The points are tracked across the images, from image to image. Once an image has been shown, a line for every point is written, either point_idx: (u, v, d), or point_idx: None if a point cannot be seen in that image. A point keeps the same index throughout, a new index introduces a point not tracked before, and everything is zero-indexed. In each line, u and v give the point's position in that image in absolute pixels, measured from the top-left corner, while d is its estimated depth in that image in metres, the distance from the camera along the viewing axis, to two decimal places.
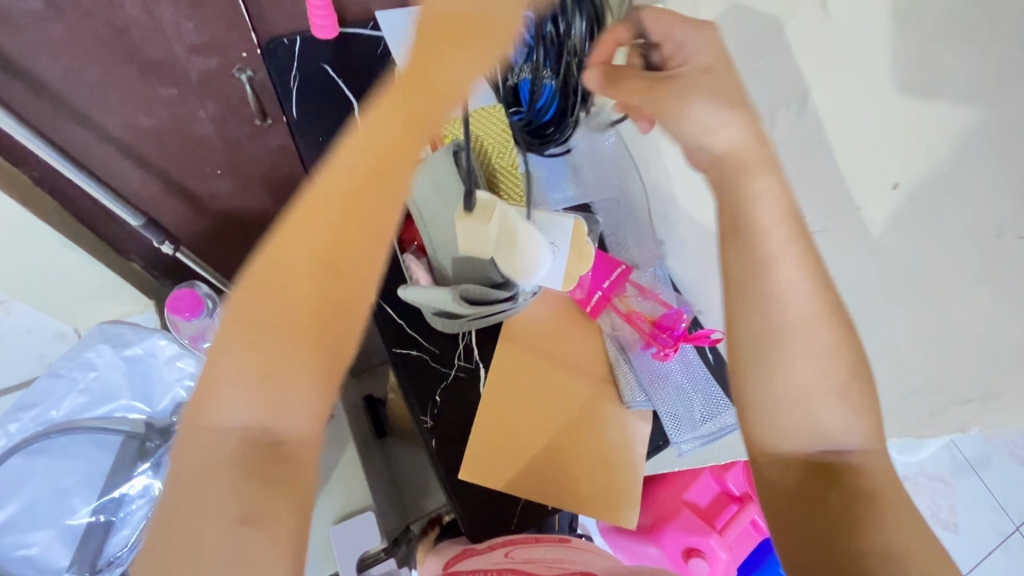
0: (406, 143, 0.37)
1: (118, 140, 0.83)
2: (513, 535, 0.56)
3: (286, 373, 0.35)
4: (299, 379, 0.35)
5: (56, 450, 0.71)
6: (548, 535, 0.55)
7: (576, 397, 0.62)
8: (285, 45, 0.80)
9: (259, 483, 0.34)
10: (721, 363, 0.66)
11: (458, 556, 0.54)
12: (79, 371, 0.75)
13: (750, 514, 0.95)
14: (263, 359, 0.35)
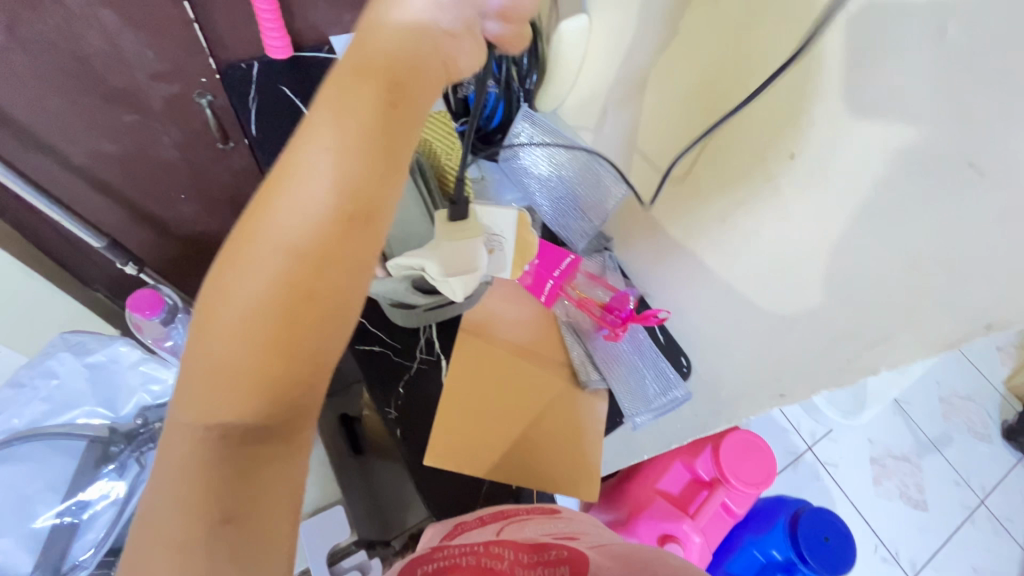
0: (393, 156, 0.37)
1: (81, 167, 0.84)
2: (505, 508, 0.57)
3: (255, 368, 0.34)
4: (266, 371, 0.34)
5: (17, 459, 0.53)
6: (540, 508, 0.57)
7: (534, 381, 0.65)
8: (242, 70, 0.85)
9: (238, 486, 0.33)
10: (671, 341, 0.71)
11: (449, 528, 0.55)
12: (39, 378, 0.59)
13: (720, 498, 0.98)
14: (233, 357, 0.34)
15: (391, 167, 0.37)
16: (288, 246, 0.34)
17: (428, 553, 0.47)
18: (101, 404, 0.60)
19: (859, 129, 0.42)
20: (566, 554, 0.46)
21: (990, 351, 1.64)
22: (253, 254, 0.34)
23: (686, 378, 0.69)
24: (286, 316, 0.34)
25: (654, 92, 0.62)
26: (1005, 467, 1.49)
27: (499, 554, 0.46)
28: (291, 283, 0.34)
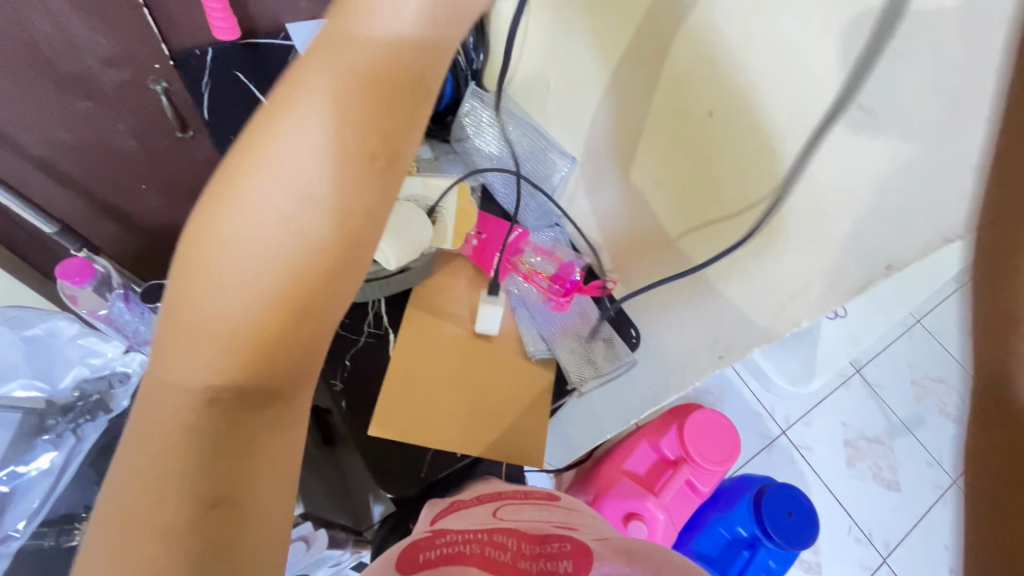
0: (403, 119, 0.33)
1: (37, 157, 0.84)
2: (505, 491, 0.57)
3: (261, 336, 0.31)
4: (274, 335, 0.31)
5: None
6: (538, 493, 0.56)
7: (481, 353, 0.67)
8: (196, 56, 0.83)
9: (227, 455, 0.31)
10: (621, 312, 0.71)
11: (444, 511, 0.53)
12: None
13: (685, 476, 0.98)
14: (232, 320, 0.30)
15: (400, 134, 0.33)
16: (306, 200, 0.31)
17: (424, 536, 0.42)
18: (38, 377, 0.57)
19: (772, 84, 0.44)
20: (570, 547, 0.40)
21: None
22: (269, 206, 0.31)
23: (635, 348, 0.69)
24: (294, 281, 0.31)
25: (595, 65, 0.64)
26: None
27: (499, 544, 0.40)
28: (299, 247, 0.31)
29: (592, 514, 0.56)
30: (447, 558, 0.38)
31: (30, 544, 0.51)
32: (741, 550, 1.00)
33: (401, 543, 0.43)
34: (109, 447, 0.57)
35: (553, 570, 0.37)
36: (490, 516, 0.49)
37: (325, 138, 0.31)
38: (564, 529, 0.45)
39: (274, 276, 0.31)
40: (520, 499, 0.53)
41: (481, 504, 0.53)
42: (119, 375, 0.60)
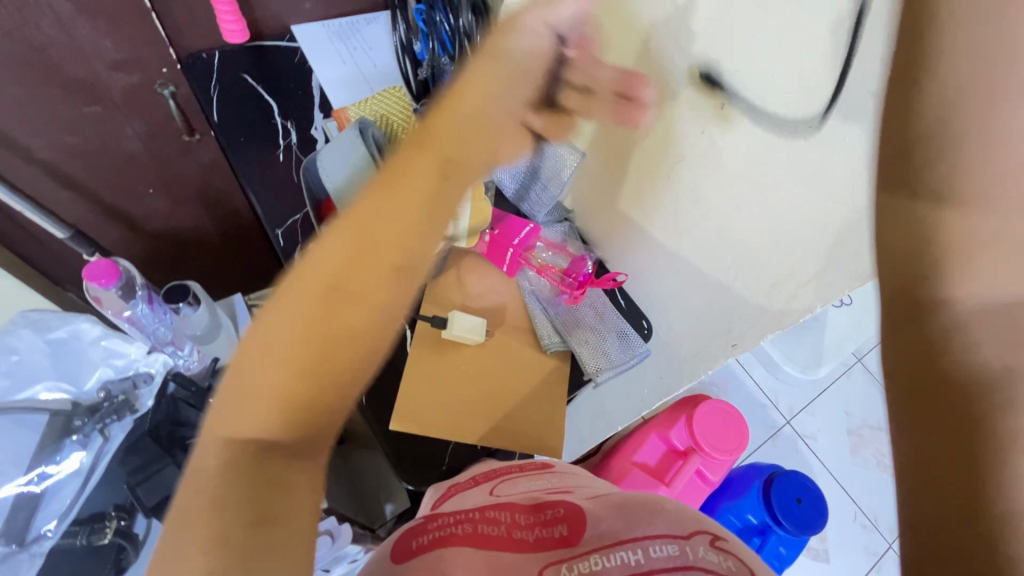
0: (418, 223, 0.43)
1: (44, 161, 0.84)
2: (498, 468, 0.56)
3: (294, 389, 0.37)
4: (309, 385, 0.38)
5: None
6: (531, 464, 0.56)
7: (500, 347, 0.68)
8: (203, 59, 0.85)
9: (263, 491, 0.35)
10: (632, 305, 0.73)
11: (444, 495, 0.53)
12: None
13: (694, 465, 0.99)
14: (276, 377, 0.37)
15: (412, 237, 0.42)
16: (345, 284, 0.40)
17: (420, 522, 0.42)
18: (64, 379, 0.58)
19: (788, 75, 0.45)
20: (564, 509, 0.40)
21: None
22: (330, 282, 0.39)
23: (647, 339, 0.72)
24: (328, 351, 0.39)
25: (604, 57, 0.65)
26: None
27: (494, 517, 0.40)
28: (334, 325, 0.39)
29: (585, 476, 0.56)
30: (447, 540, 0.37)
31: (62, 544, 0.51)
32: (752, 538, 1.01)
33: (400, 532, 0.41)
34: (135, 446, 0.55)
35: (550, 537, 0.38)
36: (487, 494, 0.49)
37: (385, 226, 0.41)
38: (559, 493, 0.45)
39: (320, 340, 0.38)
40: (514, 473, 0.53)
41: (476, 484, 0.53)
42: (142, 375, 0.58)
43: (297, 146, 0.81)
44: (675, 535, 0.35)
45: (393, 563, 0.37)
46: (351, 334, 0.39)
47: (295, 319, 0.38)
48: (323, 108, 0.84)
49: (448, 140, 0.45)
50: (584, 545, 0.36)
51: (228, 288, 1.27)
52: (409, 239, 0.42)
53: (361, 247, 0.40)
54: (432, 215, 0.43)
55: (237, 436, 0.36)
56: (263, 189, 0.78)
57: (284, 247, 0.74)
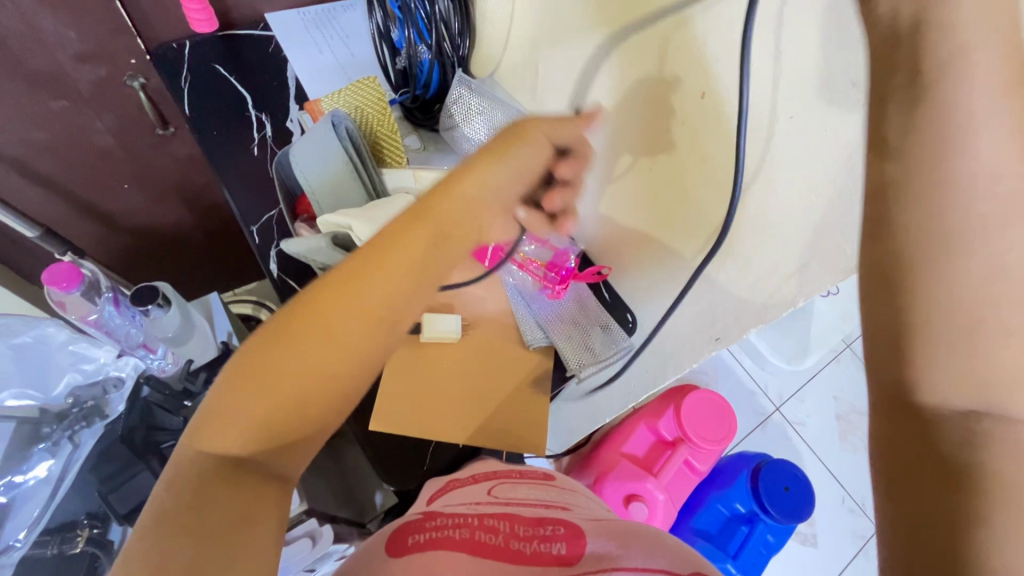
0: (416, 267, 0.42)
1: (12, 158, 0.81)
2: (498, 469, 0.56)
3: (267, 422, 0.37)
4: (284, 420, 0.38)
5: None
6: (532, 472, 0.55)
7: (482, 342, 0.67)
8: (173, 50, 0.81)
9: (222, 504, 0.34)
10: (617, 298, 0.71)
11: (440, 488, 0.53)
12: None
13: (683, 456, 0.99)
14: (255, 409, 0.37)
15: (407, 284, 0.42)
16: (342, 325, 0.39)
17: (417, 519, 0.41)
18: (31, 386, 0.56)
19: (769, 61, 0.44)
20: (564, 531, 0.40)
21: None
22: (320, 324, 0.39)
23: (631, 334, 0.69)
24: (309, 386, 0.38)
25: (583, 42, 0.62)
26: None
27: (492, 527, 0.40)
28: (323, 362, 0.39)
29: (587, 497, 0.55)
30: (439, 542, 0.37)
31: (29, 556, 0.50)
32: (740, 526, 1.02)
33: (390, 528, 0.41)
34: (107, 453, 0.55)
35: (547, 552, 0.37)
36: (484, 494, 0.48)
37: (379, 279, 0.41)
38: (555, 510, 0.45)
39: (302, 377, 0.38)
40: (514, 478, 0.53)
41: (476, 482, 0.52)
42: (112, 380, 0.60)
43: (273, 139, 0.79)
44: (667, 572, 0.34)
45: (387, 555, 0.37)
46: (335, 374, 0.39)
47: (283, 352, 0.38)
48: (299, 99, 0.82)
49: (452, 211, 0.44)
50: (581, 565, 0.35)
51: (212, 284, 1.25)
52: (398, 292, 0.41)
53: (354, 296, 0.40)
54: (424, 272, 0.43)
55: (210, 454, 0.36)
56: (238, 184, 0.76)
57: (259, 243, 0.73)
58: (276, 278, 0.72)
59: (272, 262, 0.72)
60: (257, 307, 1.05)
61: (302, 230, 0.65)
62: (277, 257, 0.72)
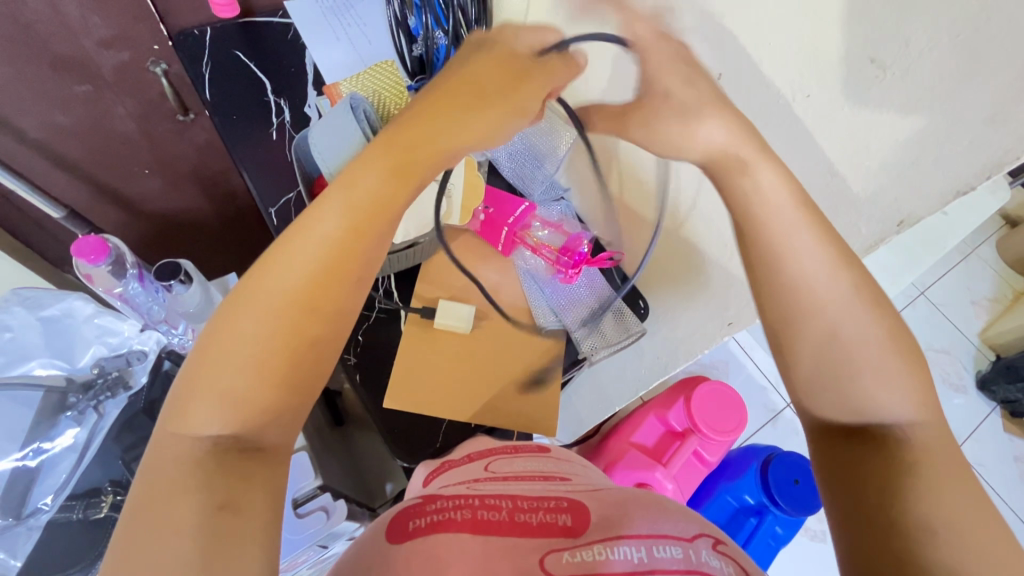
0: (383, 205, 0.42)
1: (38, 142, 0.83)
2: (493, 447, 0.56)
3: (242, 388, 0.36)
4: (262, 381, 0.37)
5: None
6: (527, 446, 0.56)
7: (493, 325, 0.68)
8: (194, 36, 0.83)
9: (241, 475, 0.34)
10: (629, 283, 0.71)
11: (435, 471, 0.54)
12: None
13: (691, 447, 0.98)
14: (230, 376, 0.36)
15: (367, 225, 0.42)
16: (304, 276, 0.39)
17: (416, 502, 0.42)
18: (58, 356, 0.58)
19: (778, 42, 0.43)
20: (565, 503, 0.41)
21: (965, 305, 1.66)
22: (278, 284, 0.38)
23: (644, 320, 0.70)
24: (284, 343, 0.38)
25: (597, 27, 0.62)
26: (980, 416, 1.53)
27: (494, 503, 0.40)
28: (289, 316, 0.38)
29: (581, 463, 0.57)
30: (442, 526, 0.37)
31: (59, 518, 0.52)
32: (749, 518, 1.02)
33: (392, 512, 0.41)
34: (129, 424, 0.56)
35: (553, 523, 0.38)
36: (482, 471, 0.49)
37: (339, 233, 0.40)
38: (555, 481, 0.46)
39: (273, 340, 0.38)
40: (510, 453, 0.54)
41: (472, 462, 0.53)
42: (135, 353, 0.58)
43: (291, 124, 0.80)
44: (677, 537, 0.36)
45: (389, 543, 0.37)
46: (305, 335, 0.39)
47: (250, 313, 0.38)
48: (317, 85, 0.84)
49: (413, 142, 0.43)
50: (588, 535, 0.36)
51: (229, 268, 1.27)
52: (362, 246, 0.41)
53: (316, 252, 0.40)
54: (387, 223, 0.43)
55: (186, 433, 0.35)
56: (255, 167, 0.77)
57: (277, 226, 0.74)
58: None
59: None
60: None
61: None
62: None
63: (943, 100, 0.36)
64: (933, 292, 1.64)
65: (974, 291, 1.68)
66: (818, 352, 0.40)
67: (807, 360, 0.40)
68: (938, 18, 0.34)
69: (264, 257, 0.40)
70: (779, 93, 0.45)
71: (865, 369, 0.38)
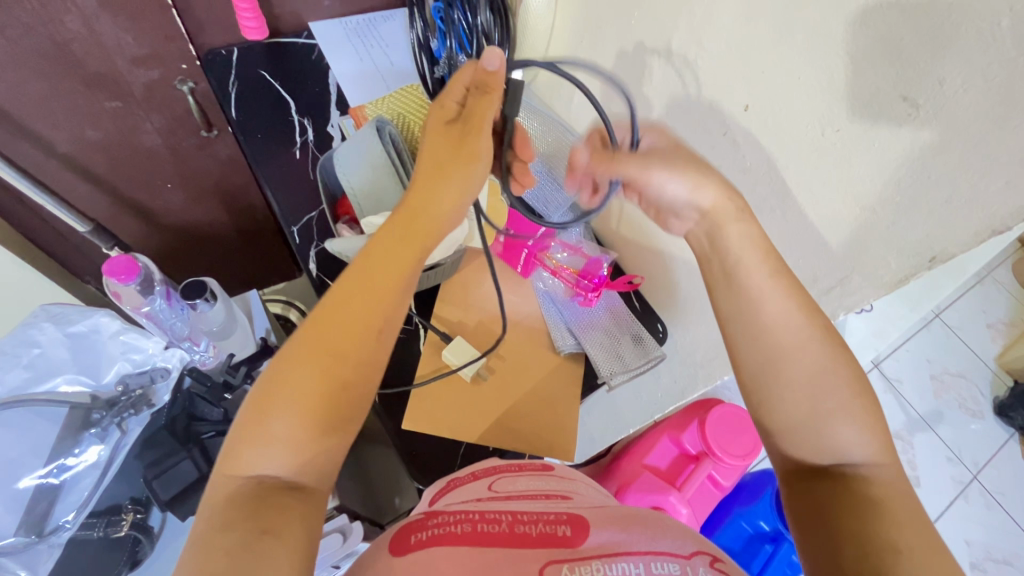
0: (410, 235, 0.46)
1: (66, 156, 0.84)
2: (497, 464, 0.55)
3: (301, 428, 0.38)
4: (320, 420, 0.39)
5: None
6: (531, 464, 0.55)
7: (511, 349, 0.68)
8: (222, 56, 0.86)
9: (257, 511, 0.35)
10: (647, 307, 0.73)
11: (441, 489, 0.51)
12: None
13: (707, 471, 0.96)
14: (289, 417, 0.38)
15: (395, 254, 0.45)
16: (351, 315, 0.42)
17: (417, 517, 0.41)
18: (84, 372, 0.59)
19: (806, 77, 0.44)
20: (565, 516, 0.41)
21: (980, 328, 1.65)
22: (332, 324, 0.41)
23: (661, 343, 0.70)
24: (339, 378, 0.40)
25: (626, 52, 0.63)
26: (999, 442, 1.50)
27: (494, 517, 0.40)
28: (340, 354, 0.41)
29: (586, 483, 0.55)
30: (442, 539, 0.37)
31: (79, 535, 0.53)
32: (763, 544, 0.99)
33: (395, 525, 0.41)
34: (152, 440, 0.56)
35: (551, 534, 0.38)
36: (485, 490, 0.48)
37: (370, 285, 0.43)
38: (558, 500, 0.45)
39: (324, 383, 0.39)
40: (513, 471, 0.53)
41: (476, 478, 0.51)
42: (159, 370, 0.59)
43: (314, 143, 0.82)
44: (674, 553, 0.37)
45: (391, 556, 0.37)
46: (349, 380, 0.40)
47: (306, 362, 0.40)
48: (340, 105, 0.86)
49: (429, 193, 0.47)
50: (586, 549, 0.37)
51: (244, 280, 1.29)
52: (390, 299, 0.44)
53: (362, 289, 0.43)
54: (412, 281, 0.46)
55: (242, 473, 0.37)
56: (278, 185, 0.78)
57: (300, 244, 0.74)
58: (315, 277, 0.73)
59: (311, 261, 0.73)
60: (287, 306, 1.11)
61: (343, 232, 0.67)
62: (317, 257, 0.74)
63: (978, 138, 0.35)
64: (947, 315, 1.64)
65: (989, 314, 1.67)
66: (823, 385, 0.41)
67: (825, 408, 0.41)
68: (974, 59, 0.34)
69: (321, 310, 0.42)
70: (809, 128, 0.45)
71: (831, 407, 0.41)
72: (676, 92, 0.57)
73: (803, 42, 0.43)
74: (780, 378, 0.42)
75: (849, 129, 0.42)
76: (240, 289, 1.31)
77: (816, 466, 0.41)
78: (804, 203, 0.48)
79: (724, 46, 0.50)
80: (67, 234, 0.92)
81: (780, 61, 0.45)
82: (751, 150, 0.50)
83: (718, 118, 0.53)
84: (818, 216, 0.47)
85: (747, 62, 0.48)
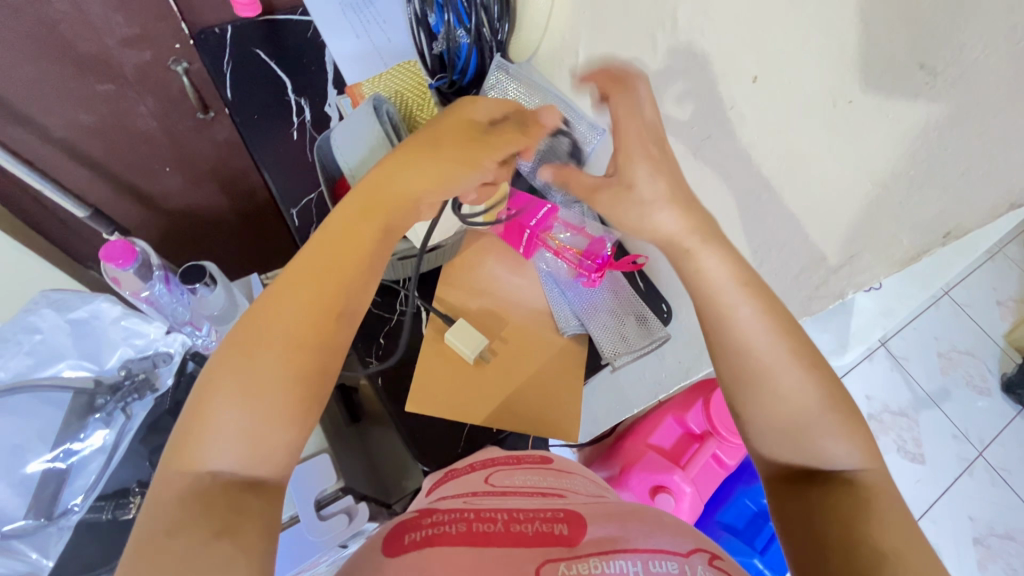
0: (371, 221, 0.46)
1: (61, 140, 0.83)
2: (495, 456, 0.55)
3: (258, 424, 0.38)
4: (279, 414, 0.38)
5: None
6: (529, 457, 0.55)
7: (513, 333, 0.68)
8: (216, 34, 0.84)
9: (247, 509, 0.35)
10: (651, 288, 0.72)
11: (439, 480, 0.52)
12: None
13: (711, 450, 0.94)
14: (240, 416, 0.37)
15: (354, 240, 0.45)
16: (303, 304, 0.41)
17: (414, 515, 0.41)
18: (86, 358, 0.59)
19: (817, 47, 0.42)
20: (562, 514, 0.40)
21: (990, 306, 1.63)
22: (284, 314, 0.41)
23: (665, 324, 0.70)
24: (298, 372, 0.39)
25: (630, 23, 0.61)
26: (1006, 420, 1.49)
27: (489, 515, 0.40)
28: (298, 346, 0.40)
29: (584, 476, 0.55)
30: (437, 539, 0.37)
31: (89, 518, 0.55)
32: (767, 522, 1.00)
33: (392, 522, 0.41)
34: (156, 425, 0.58)
35: (549, 533, 0.38)
36: (482, 483, 0.48)
37: (326, 274, 0.43)
38: (553, 497, 0.45)
39: (279, 378, 0.39)
40: (511, 464, 0.53)
41: (474, 470, 0.52)
42: (161, 355, 0.59)
43: (311, 123, 0.81)
44: (675, 552, 0.36)
45: (383, 557, 0.36)
46: (306, 372, 0.40)
47: (262, 355, 0.39)
48: (337, 84, 0.85)
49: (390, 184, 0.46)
50: (582, 547, 0.36)
51: (245, 263, 1.28)
52: (349, 288, 0.43)
53: (316, 278, 0.42)
54: (371, 265, 0.45)
55: (192, 473, 0.36)
56: (276, 168, 0.77)
57: (299, 227, 0.74)
58: None
59: None
60: None
61: None
62: None
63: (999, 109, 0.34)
64: (957, 292, 1.61)
65: (999, 291, 1.65)
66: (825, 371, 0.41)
67: (807, 417, 0.40)
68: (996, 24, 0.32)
69: (270, 300, 0.41)
70: (819, 100, 0.43)
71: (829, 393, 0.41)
72: (682, 64, 0.55)
73: (813, 8, 0.41)
74: (764, 390, 0.41)
75: (861, 102, 0.40)
76: (241, 271, 1.30)
77: (804, 465, 0.41)
78: (812, 180, 0.46)
79: (732, 15, 0.48)
80: (66, 220, 0.92)
81: (791, 30, 0.43)
82: (760, 125, 0.49)
83: (724, 91, 0.51)
84: (827, 194, 0.45)
85: (755, 31, 0.46)
